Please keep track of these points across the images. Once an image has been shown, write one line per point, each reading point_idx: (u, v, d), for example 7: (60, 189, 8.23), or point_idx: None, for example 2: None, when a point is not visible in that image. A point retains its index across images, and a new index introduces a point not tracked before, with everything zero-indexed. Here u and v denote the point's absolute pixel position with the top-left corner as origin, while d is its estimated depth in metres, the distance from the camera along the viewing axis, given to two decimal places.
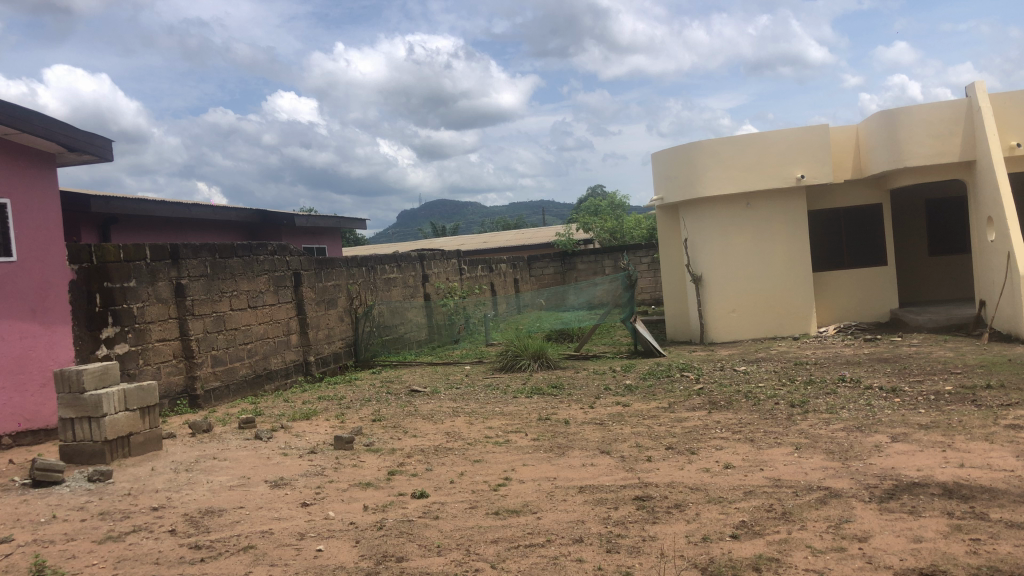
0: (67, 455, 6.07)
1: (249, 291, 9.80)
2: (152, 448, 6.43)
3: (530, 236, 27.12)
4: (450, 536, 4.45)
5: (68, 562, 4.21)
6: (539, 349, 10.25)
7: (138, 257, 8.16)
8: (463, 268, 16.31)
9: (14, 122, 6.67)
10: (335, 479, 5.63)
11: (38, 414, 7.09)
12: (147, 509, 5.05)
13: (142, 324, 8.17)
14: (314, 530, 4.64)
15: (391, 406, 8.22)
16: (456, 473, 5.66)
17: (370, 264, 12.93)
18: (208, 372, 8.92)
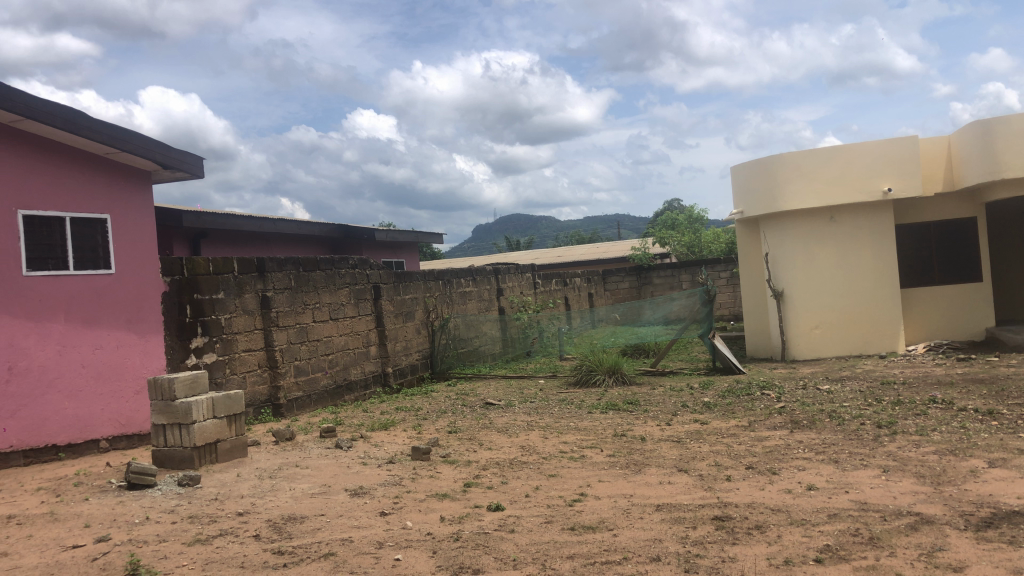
0: (159, 459, 6.33)
1: (331, 303, 10.04)
2: (238, 455, 6.64)
3: (605, 250, 26.99)
4: (527, 550, 4.46)
5: (160, 562, 4.39)
6: (614, 364, 10.18)
7: (226, 270, 8.44)
8: (538, 282, 16.38)
9: (113, 141, 7.04)
10: (413, 490, 5.70)
11: (133, 420, 7.44)
12: (233, 514, 5.21)
13: (229, 335, 8.45)
14: (392, 539, 4.71)
15: (467, 419, 8.29)
16: (531, 487, 5.67)
17: (447, 277, 13.08)
18: (290, 382, 9.17)
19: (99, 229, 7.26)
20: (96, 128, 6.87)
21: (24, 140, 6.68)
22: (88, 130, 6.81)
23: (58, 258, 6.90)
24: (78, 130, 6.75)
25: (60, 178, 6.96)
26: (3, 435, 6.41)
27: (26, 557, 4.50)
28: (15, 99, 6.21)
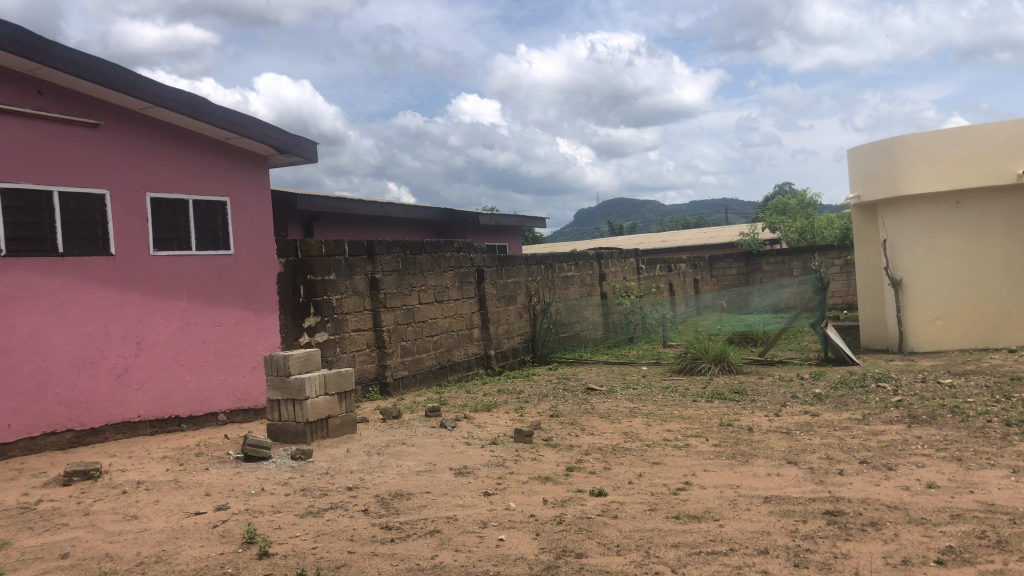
0: (274, 433, 6.61)
1: (436, 286, 10.19)
2: (348, 431, 6.85)
3: (712, 235, 26.40)
4: (630, 536, 4.43)
5: (275, 532, 4.57)
6: (720, 352, 9.96)
7: (338, 252, 8.69)
8: (642, 267, 16.19)
9: (231, 125, 7.31)
10: (516, 471, 5.75)
11: (249, 394, 7.83)
12: (343, 488, 5.39)
13: (340, 315, 8.70)
14: (496, 519, 4.77)
15: (569, 403, 8.29)
16: (635, 474, 5.62)
17: (549, 262, 13.06)
18: (397, 362, 9.40)
19: (219, 212, 7.59)
20: (216, 115, 7.17)
21: (150, 126, 7.04)
22: (209, 116, 7.12)
23: (183, 239, 7.25)
24: (200, 117, 7.06)
25: (183, 162, 7.29)
26: (133, 406, 6.82)
27: (154, 521, 4.77)
28: (143, 86, 6.56)
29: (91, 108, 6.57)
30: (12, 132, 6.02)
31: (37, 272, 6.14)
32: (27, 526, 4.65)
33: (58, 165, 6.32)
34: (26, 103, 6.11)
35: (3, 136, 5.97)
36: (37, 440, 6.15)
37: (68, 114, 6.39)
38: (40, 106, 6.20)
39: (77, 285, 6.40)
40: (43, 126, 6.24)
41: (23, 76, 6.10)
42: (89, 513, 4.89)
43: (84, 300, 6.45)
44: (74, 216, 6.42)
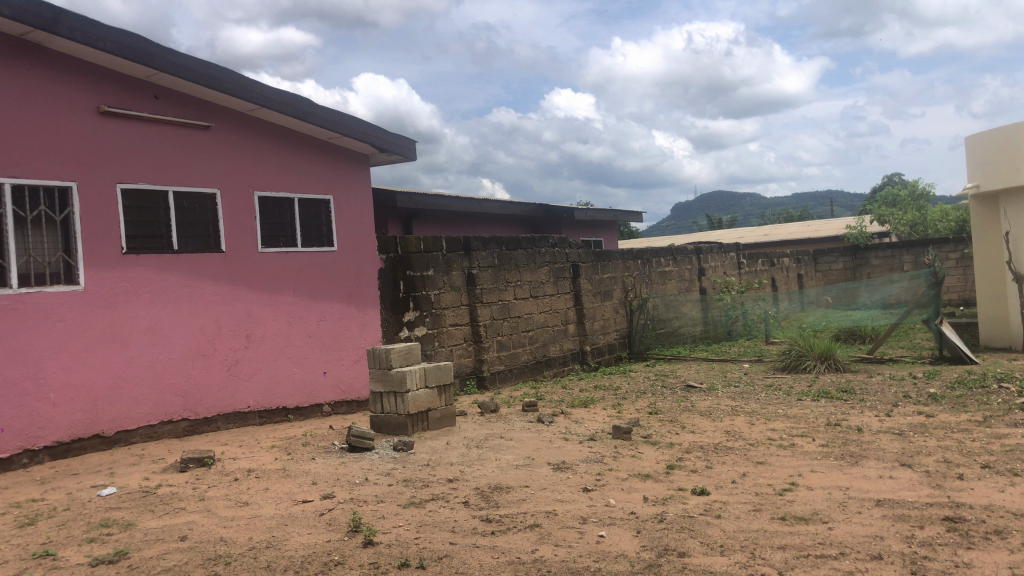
0: (377, 424, 6.77)
1: (532, 281, 10.21)
2: (447, 424, 6.94)
3: (818, 228, 25.53)
4: (734, 537, 4.32)
5: (379, 522, 4.67)
6: (826, 350, 9.63)
7: (436, 248, 8.80)
8: (742, 263, 15.81)
9: (333, 125, 7.52)
10: (615, 468, 5.70)
11: (351, 386, 8.09)
12: (443, 480, 5.46)
13: (438, 309, 8.82)
14: (596, 516, 4.73)
15: (668, 400, 8.17)
16: (738, 473, 5.49)
17: (646, 257, 12.88)
18: (494, 356, 9.47)
19: (324, 210, 7.88)
20: (320, 115, 7.38)
21: (258, 127, 7.31)
22: (313, 117, 7.33)
23: (289, 236, 7.54)
24: (304, 117, 7.28)
25: (288, 161, 7.55)
26: (243, 397, 7.11)
27: (264, 507, 4.95)
28: (251, 89, 6.81)
29: (204, 111, 6.87)
30: (132, 135, 6.34)
31: (155, 268, 6.44)
32: (147, 509, 4.90)
33: (173, 166, 6.63)
34: (143, 107, 6.42)
35: (124, 139, 6.29)
36: (156, 428, 6.48)
37: (182, 117, 6.69)
38: (156, 109, 6.52)
39: (192, 281, 6.70)
40: (159, 128, 6.55)
41: (141, 81, 6.42)
42: (205, 498, 5.12)
43: (197, 294, 6.74)
44: (187, 214, 6.73)
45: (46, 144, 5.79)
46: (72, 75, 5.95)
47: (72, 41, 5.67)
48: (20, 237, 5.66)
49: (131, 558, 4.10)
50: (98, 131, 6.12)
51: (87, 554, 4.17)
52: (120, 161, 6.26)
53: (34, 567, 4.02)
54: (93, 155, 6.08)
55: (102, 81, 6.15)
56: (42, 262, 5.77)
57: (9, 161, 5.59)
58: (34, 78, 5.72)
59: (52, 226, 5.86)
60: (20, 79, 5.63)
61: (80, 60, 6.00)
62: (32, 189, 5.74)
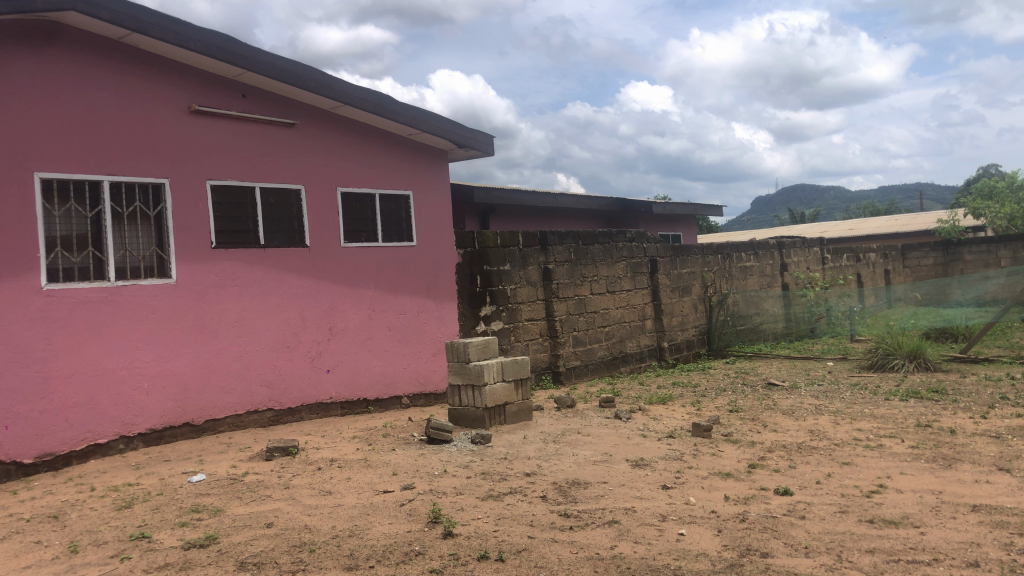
0: (455, 417, 6.84)
1: (609, 276, 10.14)
2: (524, 418, 6.97)
3: (907, 221, 24.63)
4: (819, 538, 4.22)
5: (458, 513, 4.72)
6: (916, 348, 9.29)
7: (512, 243, 8.84)
8: (827, 258, 15.38)
9: (413, 122, 7.62)
10: (695, 466, 5.62)
11: (429, 379, 8.23)
12: (521, 474, 5.48)
13: (514, 304, 8.85)
14: (676, 513, 4.68)
15: (748, 398, 8.01)
16: (823, 474, 5.35)
17: (727, 251, 12.65)
18: (570, 352, 9.45)
19: (403, 205, 8.02)
20: (401, 112, 7.49)
21: (340, 124, 7.47)
22: (394, 114, 7.45)
23: (370, 231, 7.70)
24: (385, 114, 7.40)
25: (369, 158, 7.69)
26: (325, 387, 7.29)
27: (346, 497, 5.06)
28: (335, 87, 6.96)
29: (289, 109, 7.05)
30: (221, 133, 6.55)
31: (243, 262, 6.65)
32: (236, 496, 5.06)
33: (260, 163, 6.82)
34: (232, 105, 6.63)
35: (213, 137, 6.50)
36: (243, 417, 6.69)
37: (268, 115, 6.88)
38: (244, 108, 6.72)
39: (277, 274, 6.89)
40: (246, 126, 6.74)
41: (230, 80, 6.62)
42: (289, 486, 5.26)
43: (282, 288, 6.93)
44: (273, 210, 6.93)
45: (140, 142, 6.03)
46: (165, 75, 6.18)
47: (165, 42, 5.89)
48: (118, 231, 5.91)
49: (221, 543, 4.25)
50: (189, 129, 6.34)
51: (180, 538, 4.34)
52: (210, 158, 6.47)
53: (132, 548, 4.21)
54: (185, 153, 6.30)
55: (193, 81, 6.37)
56: (137, 256, 6.01)
57: (108, 159, 5.83)
58: (129, 79, 5.96)
59: (146, 220, 6.09)
60: (115, 79, 5.88)
61: (173, 61, 6.22)
62: (128, 186, 5.98)
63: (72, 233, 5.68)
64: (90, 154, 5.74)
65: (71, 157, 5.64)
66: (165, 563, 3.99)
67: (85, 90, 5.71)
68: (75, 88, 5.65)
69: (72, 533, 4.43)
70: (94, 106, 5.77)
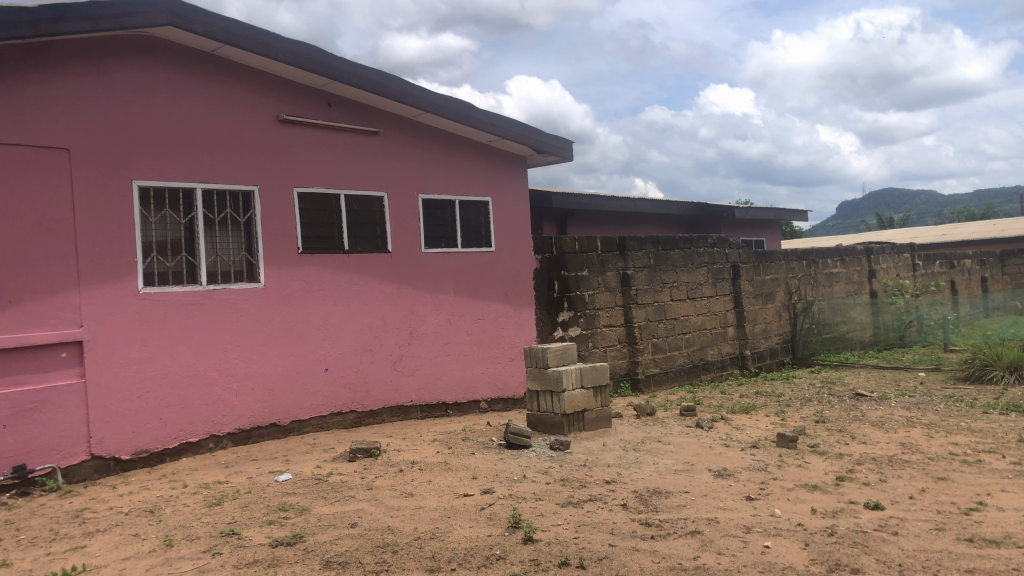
0: (534, 423, 6.86)
1: (689, 282, 10.00)
2: (604, 425, 6.93)
3: (1005, 226, 23.52)
4: (914, 556, 4.06)
5: (539, 519, 4.72)
6: (1016, 359, 8.87)
7: (591, 249, 8.80)
8: (917, 264, 14.84)
9: (493, 128, 7.67)
10: (781, 477, 5.49)
11: (507, 384, 8.28)
12: (601, 481, 5.45)
13: (592, 310, 8.81)
14: (761, 525, 4.58)
15: (836, 409, 7.78)
16: (917, 488, 5.15)
17: (812, 257, 12.33)
18: (649, 359, 9.35)
19: (482, 211, 8.09)
20: (481, 119, 7.56)
21: (422, 132, 7.58)
22: (475, 120, 7.52)
23: (450, 237, 7.79)
24: (466, 121, 7.47)
25: (449, 164, 7.78)
26: (406, 391, 7.41)
27: (428, 499, 5.12)
28: (417, 96, 7.06)
29: (372, 117, 7.20)
30: (308, 142, 6.74)
31: (328, 267, 6.81)
32: (321, 496, 5.18)
33: (345, 170, 6.98)
34: (318, 115, 6.81)
35: (301, 146, 6.69)
36: (327, 418, 6.85)
37: (352, 124, 7.04)
38: (330, 117, 6.89)
39: (361, 279, 7.04)
40: (332, 134, 6.92)
41: (316, 90, 6.80)
42: (372, 487, 5.35)
43: (365, 293, 7.07)
44: (357, 217, 7.08)
45: (232, 151, 6.24)
46: (254, 86, 6.39)
47: (256, 54, 6.08)
48: (210, 237, 6.13)
49: (307, 541, 4.36)
50: (277, 138, 6.53)
51: (268, 535, 4.46)
52: (297, 166, 6.65)
53: (223, 544, 4.35)
54: (274, 161, 6.50)
55: (281, 91, 6.57)
56: (227, 261, 6.22)
57: (201, 168, 6.06)
58: (221, 90, 6.19)
59: (236, 227, 6.30)
60: (208, 91, 6.11)
61: (262, 72, 6.43)
62: (220, 194, 6.20)
63: (166, 239, 5.92)
64: (184, 163, 5.97)
65: (167, 166, 5.88)
66: (255, 559, 4.12)
67: (180, 101, 5.95)
68: (170, 100, 5.89)
69: (167, 528, 4.61)
70: (188, 117, 6.00)
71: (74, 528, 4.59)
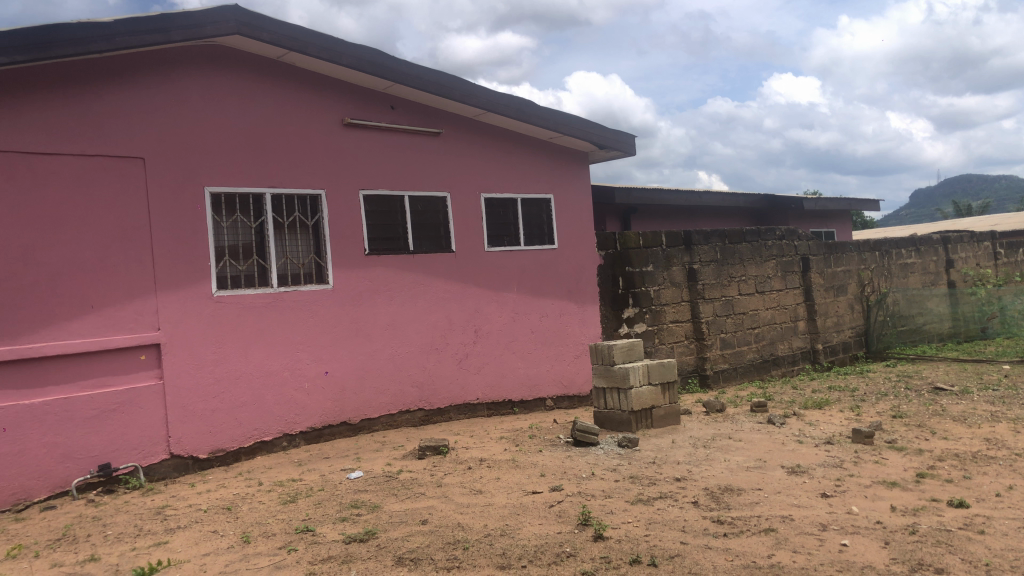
0: (601, 420, 6.82)
1: (757, 276, 9.80)
2: (672, 422, 6.86)
3: None
4: (1002, 556, 3.91)
5: (608, 516, 4.70)
6: None
7: (655, 244, 8.68)
8: (999, 253, 14.28)
9: (554, 125, 7.65)
10: (858, 474, 5.35)
11: (573, 381, 8.27)
12: (671, 479, 5.39)
13: (658, 306, 8.69)
14: (837, 523, 4.47)
15: (914, 403, 7.54)
16: (1004, 486, 4.95)
17: (885, 248, 11.98)
18: (717, 355, 9.21)
19: (544, 208, 8.09)
20: (543, 116, 7.55)
21: (483, 131, 7.61)
22: (536, 118, 7.51)
23: (513, 235, 7.81)
24: (527, 119, 7.47)
25: (511, 163, 7.80)
26: (472, 388, 7.46)
27: (497, 496, 5.14)
28: (478, 95, 7.08)
29: (434, 118, 7.26)
30: (372, 144, 6.83)
31: (394, 268, 6.90)
32: (392, 493, 5.25)
33: (408, 171, 7.06)
34: (382, 118, 6.90)
35: (365, 148, 6.78)
36: (396, 417, 6.94)
37: (415, 125, 7.11)
38: (393, 119, 6.98)
39: (426, 279, 7.11)
40: (396, 136, 7.00)
41: (379, 93, 6.89)
42: (442, 484, 5.40)
43: (430, 292, 7.14)
44: (421, 217, 7.15)
45: (298, 156, 6.37)
46: (319, 92, 6.51)
47: (320, 59, 6.18)
48: (279, 241, 6.27)
49: (379, 538, 4.42)
50: (342, 142, 6.64)
51: (341, 532, 4.54)
52: (362, 169, 6.75)
53: (298, 540, 4.44)
54: (339, 165, 6.61)
55: (345, 96, 6.68)
56: (297, 264, 6.36)
57: (269, 173, 6.20)
58: (287, 96, 6.32)
59: (305, 230, 6.43)
60: (275, 98, 6.25)
61: (326, 77, 6.54)
62: (288, 198, 6.33)
63: (238, 243, 6.08)
64: (253, 169, 6.12)
65: (237, 172, 6.03)
66: (329, 556, 4.19)
67: (248, 109, 6.10)
68: (238, 107, 6.05)
69: (243, 524, 4.73)
70: (256, 124, 6.15)
71: (156, 524, 4.75)
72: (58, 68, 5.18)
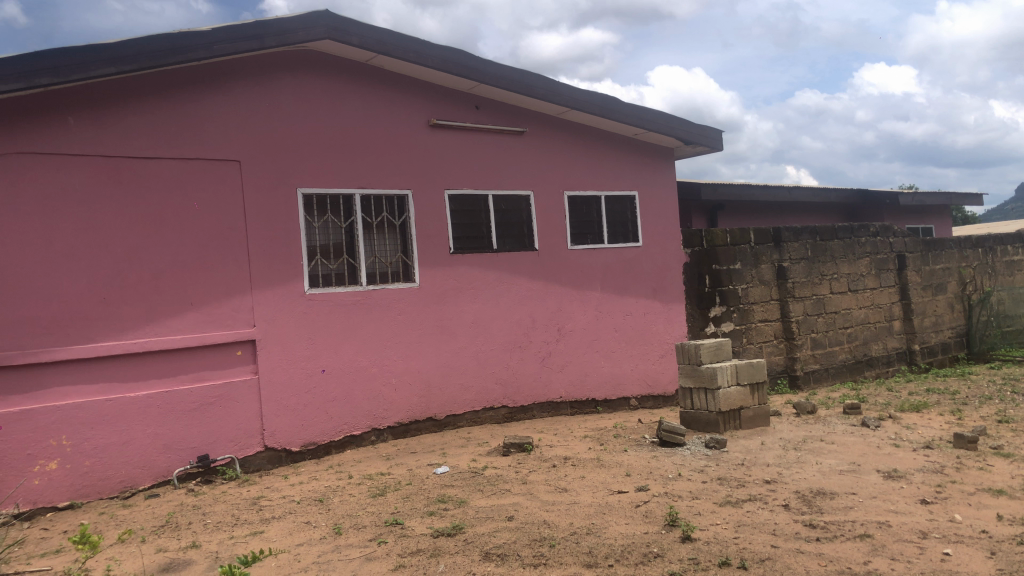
0: (687, 420, 6.74)
1: (850, 274, 9.50)
2: (761, 424, 6.72)
3: None
4: None
5: (696, 518, 4.64)
6: None
7: (743, 241, 8.51)
8: None
9: (638, 121, 7.59)
10: (960, 480, 5.13)
11: (658, 380, 8.19)
12: (761, 481, 5.28)
13: (746, 304, 8.53)
14: (939, 531, 4.30)
15: (1021, 407, 7.18)
16: None
17: (989, 244, 11.44)
18: (807, 355, 8.97)
19: (628, 206, 8.04)
20: (626, 113, 7.49)
21: (567, 129, 7.61)
22: (619, 115, 7.46)
23: (596, 233, 7.79)
24: (611, 116, 7.43)
25: (594, 160, 7.78)
26: (556, 386, 7.47)
27: (582, 495, 5.14)
28: (562, 93, 7.08)
29: (518, 117, 7.30)
30: (457, 144, 6.91)
31: (479, 266, 6.98)
32: (478, 489, 5.31)
33: (493, 170, 7.12)
34: (467, 117, 6.98)
35: (450, 148, 6.87)
36: (480, 413, 7.02)
37: (499, 125, 7.17)
38: (478, 119, 7.05)
39: (510, 277, 7.16)
40: (480, 136, 7.07)
41: (465, 93, 6.97)
42: (527, 482, 5.44)
43: (515, 290, 7.19)
44: (505, 216, 7.21)
45: (386, 157, 6.50)
46: (406, 93, 6.63)
47: (407, 61, 6.29)
48: (368, 240, 6.42)
49: (467, 533, 4.48)
50: (428, 142, 6.75)
51: (429, 526, 4.62)
52: (448, 169, 6.84)
53: (388, 533, 4.54)
54: (426, 165, 6.72)
55: (431, 97, 6.78)
56: (385, 262, 6.50)
57: (358, 174, 6.34)
58: (375, 99, 6.46)
59: (393, 229, 6.56)
60: (363, 100, 6.39)
61: (413, 78, 6.65)
62: (377, 199, 6.47)
63: (329, 242, 6.25)
64: (342, 171, 6.27)
65: (327, 174, 6.19)
66: (418, 549, 4.27)
67: (338, 111, 6.26)
68: (328, 110, 6.21)
69: (335, 516, 4.87)
70: (345, 126, 6.30)
71: (253, 514, 4.93)
72: (160, 76, 5.42)
